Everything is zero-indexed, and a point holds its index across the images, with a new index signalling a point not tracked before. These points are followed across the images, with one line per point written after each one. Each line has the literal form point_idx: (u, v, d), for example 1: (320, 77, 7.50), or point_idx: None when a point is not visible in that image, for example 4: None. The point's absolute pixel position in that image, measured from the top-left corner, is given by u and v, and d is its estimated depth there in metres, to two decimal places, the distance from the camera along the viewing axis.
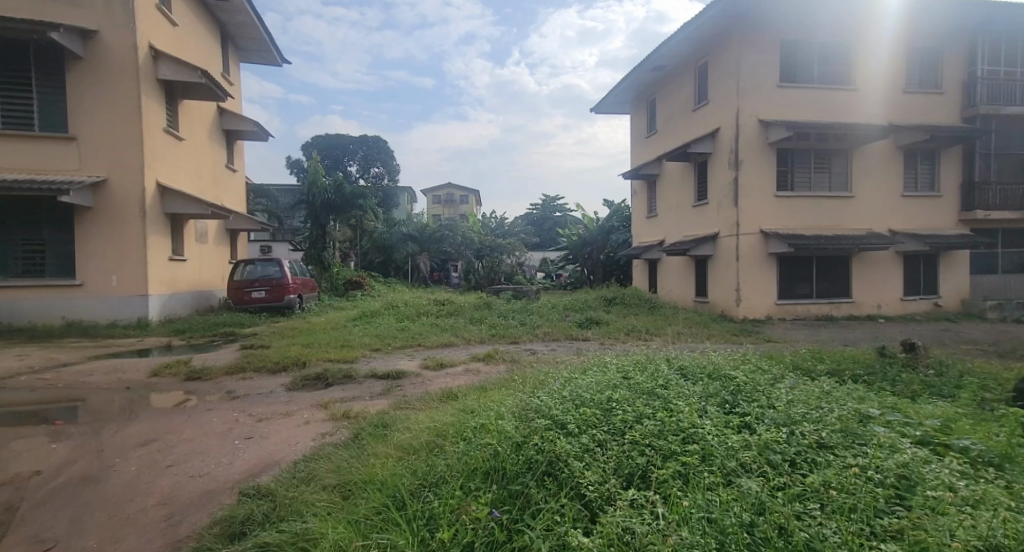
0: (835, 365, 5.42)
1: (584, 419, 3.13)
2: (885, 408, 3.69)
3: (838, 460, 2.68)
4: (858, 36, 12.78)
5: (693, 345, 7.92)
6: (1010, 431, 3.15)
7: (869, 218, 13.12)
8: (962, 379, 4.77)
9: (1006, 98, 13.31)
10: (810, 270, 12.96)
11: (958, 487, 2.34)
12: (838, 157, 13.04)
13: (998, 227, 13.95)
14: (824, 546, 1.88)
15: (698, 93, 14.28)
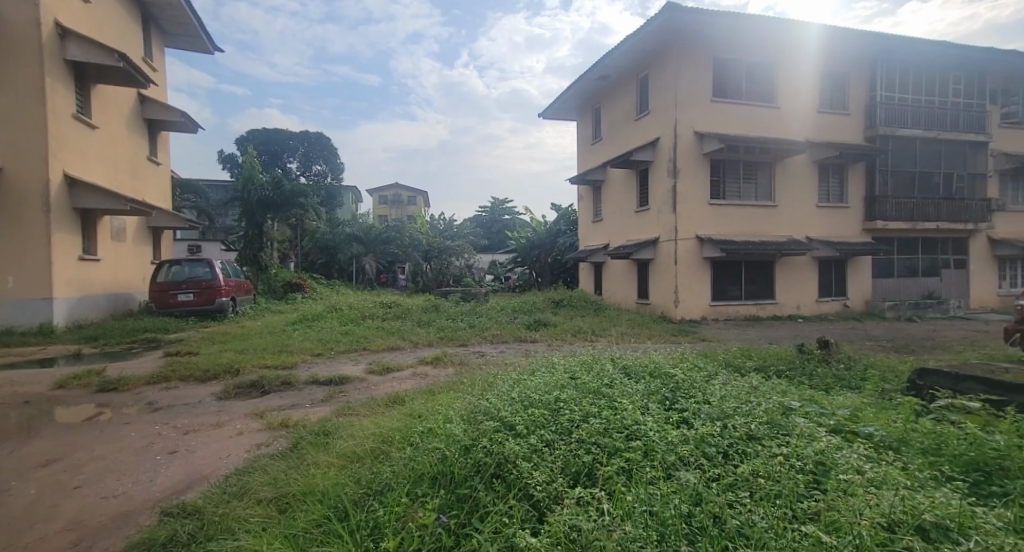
0: (762, 361, 5.84)
1: (532, 419, 3.17)
2: (805, 400, 4.03)
3: (765, 450, 2.89)
4: (781, 58, 13.87)
5: (637, 344, 8.25)
6: (906, 417, 3.55)
7: (789, 226, 14.25)
8: (868, 372, 5.31)
9: (902, 122, 14.95)
10: (739, 273, 13.88)
11: (865, 470, 2.61)
12: (762, 169, 14.07)
13: (895, 236, 15.61)
14: (754, 532, 2.03)
15: (640, 104, 14.90)
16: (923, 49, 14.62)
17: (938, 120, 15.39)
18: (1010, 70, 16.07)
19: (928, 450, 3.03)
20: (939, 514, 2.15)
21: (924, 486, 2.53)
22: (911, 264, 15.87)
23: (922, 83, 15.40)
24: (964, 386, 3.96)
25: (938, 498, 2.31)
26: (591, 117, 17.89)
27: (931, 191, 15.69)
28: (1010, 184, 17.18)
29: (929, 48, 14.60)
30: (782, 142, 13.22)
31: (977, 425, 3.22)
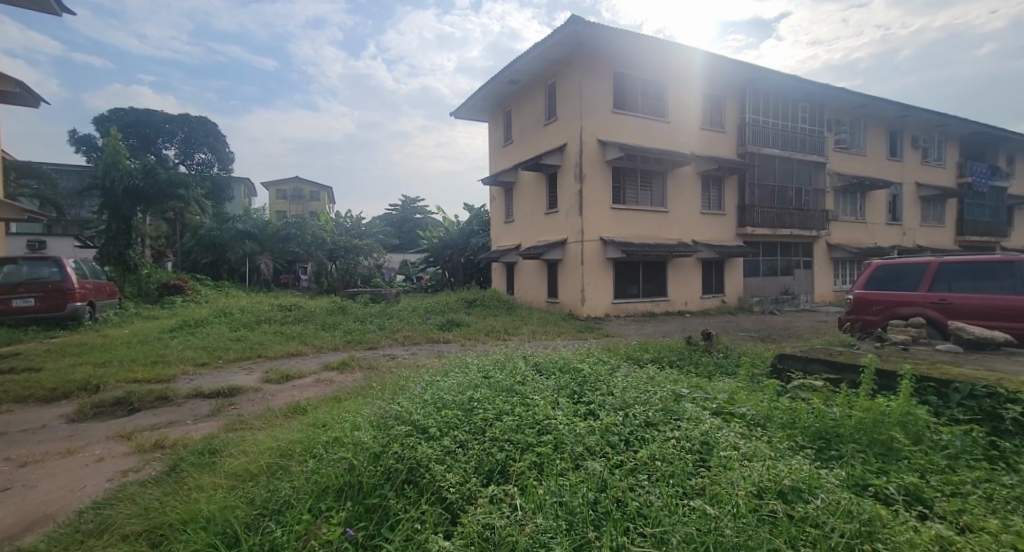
0: (657, 354, 6.36)
1: (446, 421, 3.11)
2: (692, 387, 4.48)
3: (660, 435, 3.16)
4: (670, 78, 15.22)
5: (550, 341, 8.52)
6: (770, 397, 4.09)
7: (677, 230, 15.65)
8: (742, 359, 6.04)
9: (766, 142, 17.22)
10: (637, 273, 14.96)
11: (740, 445, 2.96)
12: (656, 178, 15.31)
13: (760, 240, 17.90)
14: (651, 512, 2.20)
15: (548, 110, 15.42)
16: (781, 80, 16.97)
17: (792, 142, 17.97)
18: (842, 103, 19.27)
19: (786, 424, 3.52)
20: (795, 479, 2.52)
21: (784, 456, 2.94)
22: (772, 265, 18.32)
23: (780, 109, 17.87)
24: (811, 368, 4.68)
25: (796, 466, 2.70)
26: (501, 120, 18.15)
27: (786, 202, 18.23)
28: (843, 199, 20.59)
29: (786, 80, 16.99)
30: (673, 154, 14.52)
31: (820, 400, 3.83)
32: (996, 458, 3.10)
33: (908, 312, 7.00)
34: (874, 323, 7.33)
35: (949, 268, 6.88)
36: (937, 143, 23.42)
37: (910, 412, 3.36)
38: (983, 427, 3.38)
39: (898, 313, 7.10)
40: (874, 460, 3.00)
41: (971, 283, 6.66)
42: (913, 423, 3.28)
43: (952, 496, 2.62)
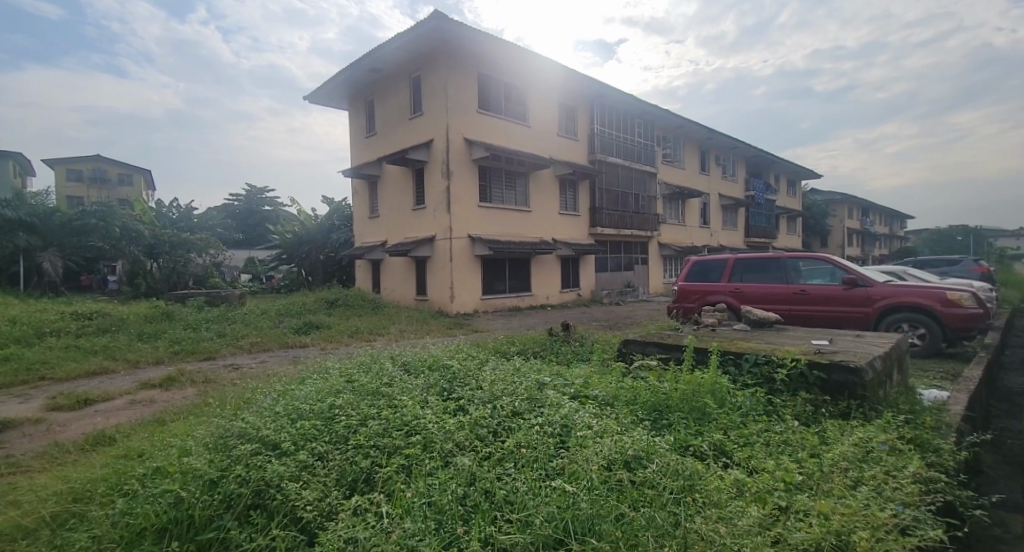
0: (521, 346, 6.65)
1: (302, 433, 2.83)
2: (553, 375, 4.77)
3: (525, 422, 3.30)
4: (530, 85, 16.04)
5: (416, 340, 8.35)
6: (618, 378, 4.55)
7: (539, 229, 16.54)
8: (595, 346, 6.61)
9: (612, 152, 19.15)
10: (504, 269, 15.46)
11: (594, 424, 3.23)
12: (519, 178, 15.97)
13: (608, 239, 19.83)
14: (517, 498, 2.28)
15: (413, 104, 15.08)
16: (623, 98, 19.05)
17: (632, 153, 20.26)
18: (668, 123, 22.35)
19: (630, 401, 3.94)
20: (637, 449, 2.84)
21: (628, 429, 3.30)
22: (619, 261, 20.44)
23: (622, 122, 20.01)
24: (649, 350, 5.31)
25: (639, 438, 3.04)
26: (362, 110, 17.23)
27: (628, 206, 20.47)
28: (670, 204, 23.88)
29: (627, 98, 19.12)
30: (535, 156, 15.32)
31: (655, 378, 4.38)
32: (773, 412, 3.90)
33: (716, 300, 8.39)
34: (692, 309, 8.61)
35: (741, 263, 8.45)
36: (734, 162, 28.61)
37: (719, 382, 4.03)
38: (768, 389, 4.19)
39: (709, 300, 8.46)
40: (694, 423, 3.53)
41: (755, 275, 8.31)
42: (721, 391, 3.95)
43: (747, 446, 3.23)
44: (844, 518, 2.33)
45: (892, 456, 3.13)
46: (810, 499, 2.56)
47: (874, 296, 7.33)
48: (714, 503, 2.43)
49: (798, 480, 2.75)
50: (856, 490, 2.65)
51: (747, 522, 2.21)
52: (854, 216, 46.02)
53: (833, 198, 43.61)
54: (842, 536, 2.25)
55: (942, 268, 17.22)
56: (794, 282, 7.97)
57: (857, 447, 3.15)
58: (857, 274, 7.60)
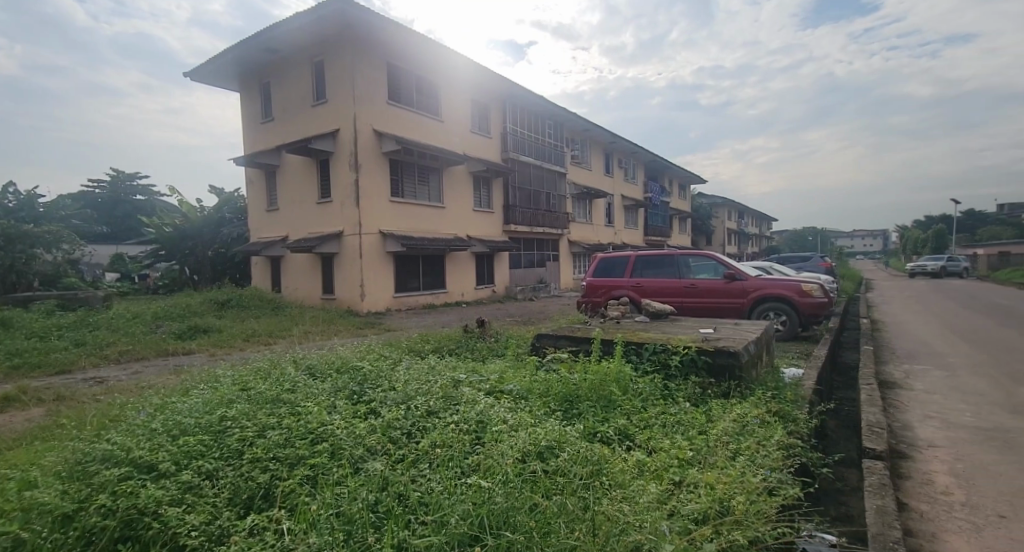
0: (435, 344, 6.56)
1: (186, 451, 2.53)
2: (468, 372, 4.75)
3: (440, 421, 3.25)
4: (442, 79, 15.80)
5: (321, 342, 7.87)
6: (531, 372, 4.64)
7: (453, 225, 16.40)
8: (508, 341, 6.70)
9: (523, 150, 19.51)
10: (417, 266, 15.12)
11: (509, 419, 3.27)
12: (432, 174, 15.68)
13: (520, 236, 20.20)
14: (432, 499, 2.22)
15: (317, 91, 14.17)
16: (534, 99, 19.47)
17: (543, 152, 20.80)
18: (576, 125, 23.27)
19: (542, 393, 4.04)
20: (549, 439, 2.92)
21: (541, 421, 3.38)
22: (531, 258, 20.90)
23: (532, 122, 20.47)
24: (560, 343, 5.49)
25: (551, 428, 3.13)
26: (258, 93, 15.83)
27: (539, 204, 21.01)
28: (579, 204, 24.92)
29: (538, 100, 19.59)
30: (448, 152, 15.14)
31: (566, 369, 4.55)
32: (670, 395, 4.23)
33: (620, 294, 8.90)
34: (599, 303, 9.06)
35: (641, 260, 9.03)
36: (634, 165, 30.58)
37: (623, 370, 4.28)
38: (666, 374, 4.53)
39: (614, 295, 8.96)
40: (601, 411, 3.71)
41: (653, 270, 8.94)
42: (624, 378, 4.20)
43: (647, 429, 3.46)
44: (727, 487, 2.58)
45: (764, 427, 3.54)
46: (700, 472, 2.80)
47: (748, 288, 8.24)
48: (618, 484, 2.57)
49: (689, 455, 3.00)
50: (737, 460, 2.96)
51: (647, 498, 2.36)
52: (732, 218, 51.50)
53: (716, 201, 48.41)
54: (725, 502, 2.49)
55: (801, 263, 19.91)
56: (685, 277, 8.69)
57: (736, 422, 3.51)
58: (735, 268, 8.48)
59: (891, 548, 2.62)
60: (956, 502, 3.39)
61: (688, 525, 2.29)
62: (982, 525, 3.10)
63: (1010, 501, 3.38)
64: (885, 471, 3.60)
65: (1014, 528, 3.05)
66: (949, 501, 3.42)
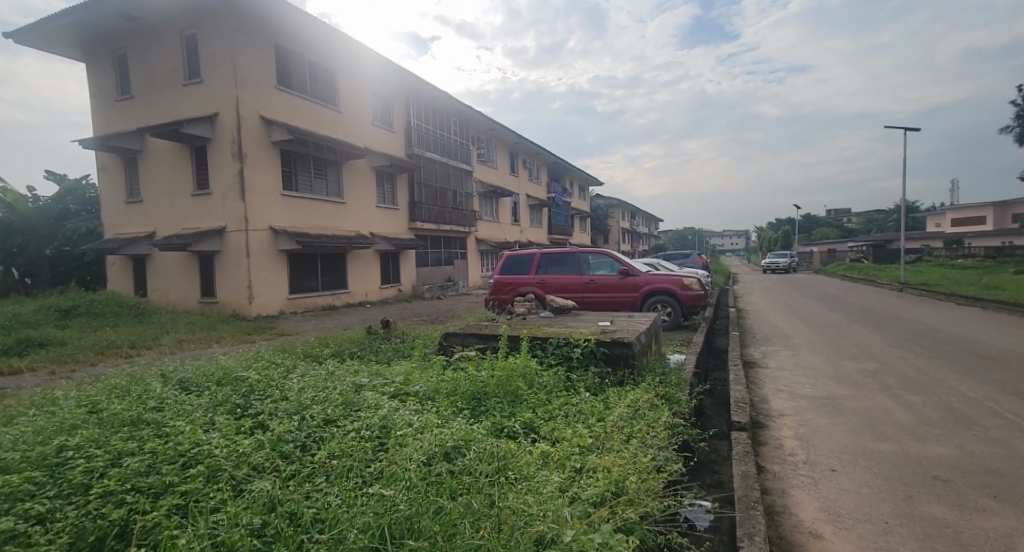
0: (335, 347, 6.19)
1: (8, 493, 2.09)
2: (371, 376, 4.53)
3: (339, 430, 3.05)
4: (339, 66, 14.95)
5: (197, 352, 7.01)
6: (439, 371, 4.56)
7: (355, 222, 15.63)
8: (414, 341, 6.53)
9: (428, 146, 19.13)
10: (315, 265, 14.19)
11: (414, 421, 3.17)
12: (330, 167, 14.77)
13: (427, 234, 19.84)
14: (328, 514, 2.07)
15: (191, 68, 12.64)
16: (438, 94, 19.16)
17: (448, 149, 20.60)
18: (480, 124, 23.35)
19: (449, 392, 3.98)
20: (455, 439, 2.87)
21: (448, 421, 3.32)
22: (439, 256, 20.62)
23: (437, 118, 20.17)
24: (468, 341, 5.45)
25: (457, 428, 3.08)
26: (114, 65, 13.72)
27: (445, 202, 20.78)
28: (485, 202, 25.08)
29: (442, 95, 19.32)
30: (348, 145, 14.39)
31: (474, 367, 4.53)
32: (572, 386, 4.39)
33: (526, 291, 9.11)
34: (506, 300, 9.19)
35: (545, 257, 9.30)
36: (538, 166, 31.49)
37: (528, 365, 4.37)
38: (568, 366, 4.70)
39: (520, 291, 9.14)
40: (508, 406, 3.74)
41: (556, 268, 9.25)
42: (530, 373, 4.28)
43: (551, 420, 3.55)
44: (622, 469, 2.73)
45: (653, 411, 3.82)
46: (598, 457, 2.93)
47: (640, 283, 8.87)
48: (523, 477, 2.60)
49: (590, 442, 3.13)
50: (630, 443, 3.15)
51: (549, 489, 2.41)
52: (626, 218, 55.27)
53: (611, 202, 51.58)
54: (620, 484, 2.63)
55: (681, 259, 21.97)
56: (585, 273, 9.12)
57: (630, 408, 3.73)
58: (629, 265, 9.06)
59: (751, 508, 2.97)
60: (800, 461, 3.94)
61: (587, 510, 2.38)
62: (818, 479, 3.64)
63: (838, 456, 4.01)
64: (748, 440, 4.08)
65: (841, 478, 3.63)
66: (796, 461, 3.97)
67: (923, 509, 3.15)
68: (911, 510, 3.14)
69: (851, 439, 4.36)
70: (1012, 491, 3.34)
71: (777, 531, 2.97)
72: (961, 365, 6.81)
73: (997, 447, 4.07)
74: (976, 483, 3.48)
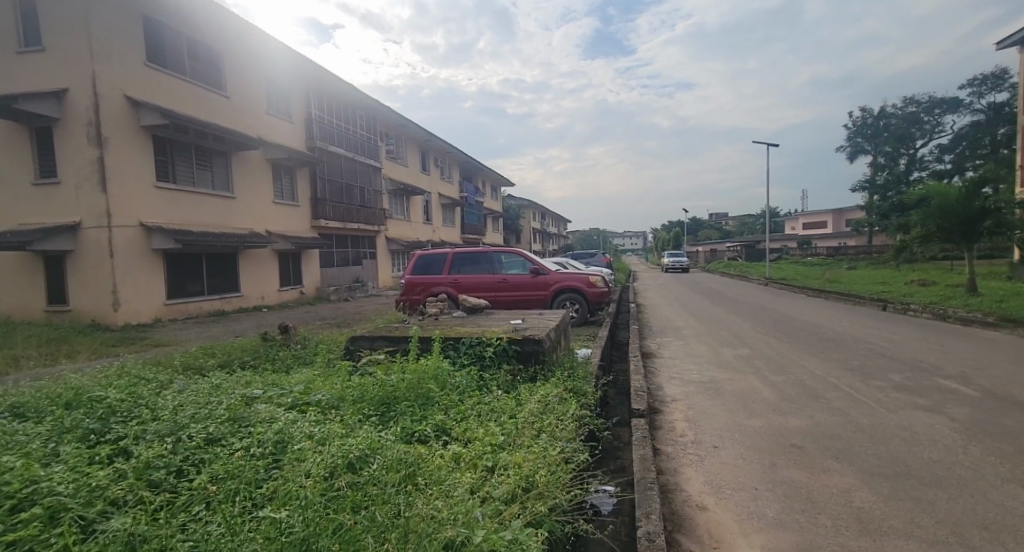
0: (224, 357, 5.61)
1: None
2: (267, 386, 4.15)
3: (225, 450, 2.74)
4: (224, 47, 13.60)
5: (46, 370, 5.96)
6: (343, 378, 4.29)
7: (247, 219, 14.37)
8: (317, 346, 6.12)
9: (331, 140, 18.09)
10: (200, 267, 12.80)
11: (314, 433, 2.95)
12: (216, 158, 13.40)
13: (332, 233, 18.79)
14: (208, 545, 1.84)
15: (32, 35, 10.73)
16: (342, 86, 18.20)
17: (355, 145, 19.65)
18: (389, 119, 22.58)
19: (356, 399, 3.76)
20: (361, 448, 2.71)
21: (353, 430, 3.13)
22: (345, 256, 19.63)
23: (341, 111, 19.18)
24: (376, 344, 5.22)
25: (362, 436, 2.92)
26: None
27: (352, 200, 19.82)
28: (395, 200, 24.34)
29: (346, 87, 18.37)
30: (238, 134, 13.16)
31: (382, 371, 4.34)
32: (484, 385, 4.37)
33: (438, 291, 8.97)
34: (418, 301, 8.99)
35: (457, 257, 9.21)
36: (449, 165, 31.20)
37: (440, 366, 4.28)
38: (479, 365, 4.68)
39: (432, 292, 8.99)
40: (419, 410, 3.62)
41: (469, 267, 9.21)
42: (442, 374, 4.19)
43: (463, 421, 3.49)
44: (532, 464, 2.75)
45: (561, 404, 3.93)
46: (509, 454, 2.93)
47: (550, 281, 9.12)
48: (433, 482, 2.52)
49: (500, 440, 3.12)
50: (539, 438, 3.20)
51: (459, 491, 2.36)
52: (536, 218, 56.87)
53: (522, 204, 52.75)
54: (530, 479, 2.66)
55: (587, 258, 23.02)
56: (498, 272, 9.18)
57: (540, 403, 3.79)
58: (539, 264, 9.28)
59: (648, 489, 3.16)
60: (688, 441, 4.29)
61: (498, 507, 2.36)
62: (704, 456, 3.98)
63: (719, 433, 4.43)
64: (645, 426, 4.35)
65: (722, 453, 4.00)
66: (685, 441, 4.31)
67: (785, 474, 3.57)
68: (776, 476, 3.54)
69: (729, 417, 4.83)
70: (850, 452, 3.91)
71: (670, 507, 3.19)
72: (812, 347, 7.90)
73: (839, 415, 4.76)
74: (824, 447, 4.03)
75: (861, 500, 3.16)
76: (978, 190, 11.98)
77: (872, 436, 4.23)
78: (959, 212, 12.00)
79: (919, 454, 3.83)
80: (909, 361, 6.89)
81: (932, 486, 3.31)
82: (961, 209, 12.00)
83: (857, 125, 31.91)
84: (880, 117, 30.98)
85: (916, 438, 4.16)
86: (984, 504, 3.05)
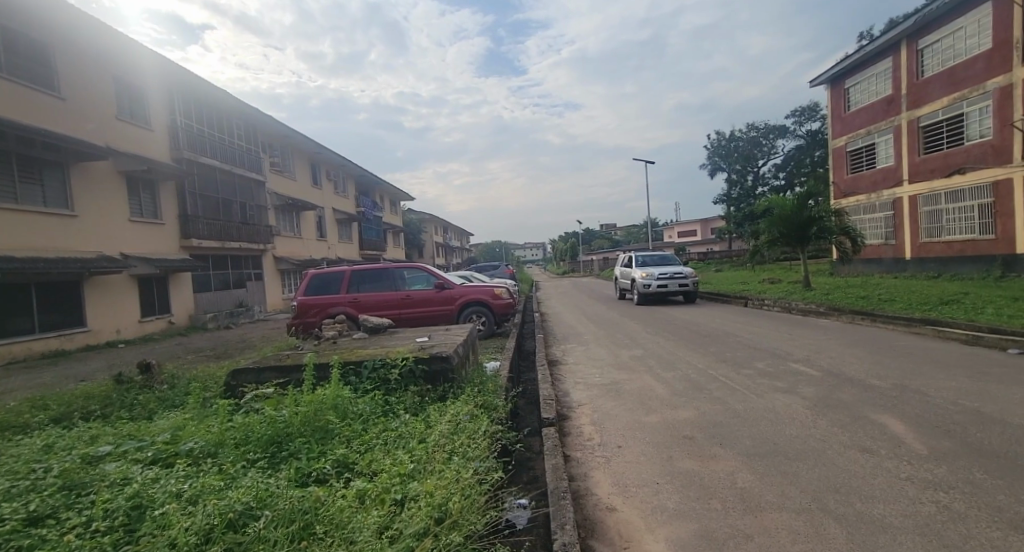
0: (63, 409, 4.59)
1: None
2: (120, 440, 3.42)
3: (54, 529, 2.16)
4: (57, 40, 11.61)
5: None
6: (222, 419, 3.67)
7: (94, 240, 12.30)
8: (189, 384, 5.28)
9: (201, 149, 16.17)
10: (29, 300, 10.66)
11: (182, 491, 2.46)
12: (49, 170, 11.31)
13: (208, 253, 16.80)
14: None
15: None
16: (213, 91, 16.50)
17: (235, 157, 17.91)
18: (272, 130, 20.91)
19: (240, 442, 3.26)
20: (243, 501, 2.29)
21: (233, 480, 2.66)
22: (225, 278, 17.67)
23: (213, 119, 17.36)
24: (263, 377, 4.61)
25: (246, 486, 2.49)
26: None
27: (230, 216, 17.97)
28: (283, 216, 22.48)
29: (217, 92, 16.64)
30: (79, 142, 11.25)
31: (271, 406, 3.81)
32: (390, 410, 4.06)
33: (336, 311, 8.37)
34: (313, 324, 8.31)
35: (357, 274, 8.72)
36: (344, 179, 29.69)
37: (340, 394, 3.86)
38: (383, 390, 4.31)
39: (328, 313, 8.37)
40: (315, 445, 3.23)
41: (369, 285, 8.72)
42: (343, 403, 3.79)
43: (368, 452, 3.16)
44: (445, 491, 2.52)
45: (473, 423, 3.74)
46: (419, 483, 2.66)
47: (456, 295, 8.91)
48: (333, 528, 2.19)
49: (410, 468, 2.84)
50: (451, 462, 2.98)
51: (365, 534, 2.07)
52: (437, 232, 56.21)
53: (422, 217, 52.19)
54: (443, 507, 2.42)
55: (489, 270, 23.13)
56: (400, 289, 8.77)
57: (451, 423, 3.59)
58: (443, 277, 9.04)
59: (562, 498, 3.10)
60: (594, 444, 4.35)
61: (410, 544, 2.09)
62: (610, 456, 4.05)
63: (621, 433, 4.55)
64: (555, 435, 4.34)
65: (624, 452, 4.10)
66: (593, 444, 4.36)
67: (680, 465, 3.75)
68: (673, 468, 3.70)
69: (628, 416, 5.00)
70: (731, 437, 4.22)
71: (582, 513, 3.14)
72: (693, 344, 8.54)
73: (720, 404, 5.14)
74: (711, 436, 4.30)
75: (742, 481, 3.39)
76: (806, 202, 14.12)
77: (746, 420, 4.61)
78: (795, 221, 14.05)
79: (783, 432, 4.26)
80: (771, 349, 7.74)
81: (796, 459, 3.67)
82: (796, 218, 14.05)
83: (714, 146, 36.02)
84: (731, 139, 35.26)
85: (779, 418, 4.63)
86: (836, 470, 3.45)
